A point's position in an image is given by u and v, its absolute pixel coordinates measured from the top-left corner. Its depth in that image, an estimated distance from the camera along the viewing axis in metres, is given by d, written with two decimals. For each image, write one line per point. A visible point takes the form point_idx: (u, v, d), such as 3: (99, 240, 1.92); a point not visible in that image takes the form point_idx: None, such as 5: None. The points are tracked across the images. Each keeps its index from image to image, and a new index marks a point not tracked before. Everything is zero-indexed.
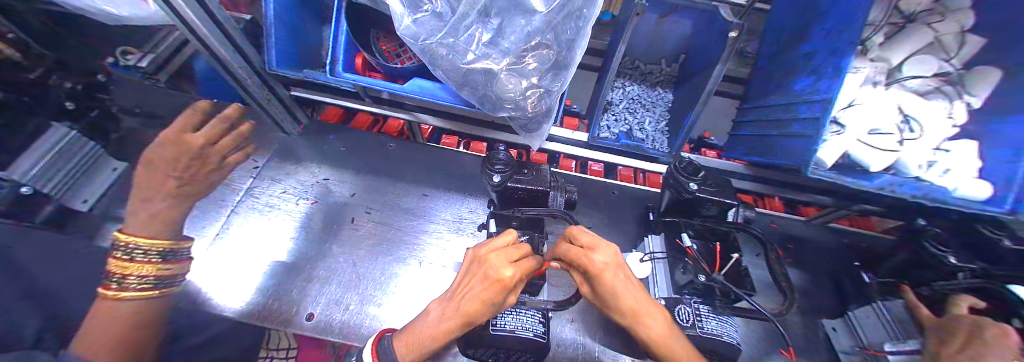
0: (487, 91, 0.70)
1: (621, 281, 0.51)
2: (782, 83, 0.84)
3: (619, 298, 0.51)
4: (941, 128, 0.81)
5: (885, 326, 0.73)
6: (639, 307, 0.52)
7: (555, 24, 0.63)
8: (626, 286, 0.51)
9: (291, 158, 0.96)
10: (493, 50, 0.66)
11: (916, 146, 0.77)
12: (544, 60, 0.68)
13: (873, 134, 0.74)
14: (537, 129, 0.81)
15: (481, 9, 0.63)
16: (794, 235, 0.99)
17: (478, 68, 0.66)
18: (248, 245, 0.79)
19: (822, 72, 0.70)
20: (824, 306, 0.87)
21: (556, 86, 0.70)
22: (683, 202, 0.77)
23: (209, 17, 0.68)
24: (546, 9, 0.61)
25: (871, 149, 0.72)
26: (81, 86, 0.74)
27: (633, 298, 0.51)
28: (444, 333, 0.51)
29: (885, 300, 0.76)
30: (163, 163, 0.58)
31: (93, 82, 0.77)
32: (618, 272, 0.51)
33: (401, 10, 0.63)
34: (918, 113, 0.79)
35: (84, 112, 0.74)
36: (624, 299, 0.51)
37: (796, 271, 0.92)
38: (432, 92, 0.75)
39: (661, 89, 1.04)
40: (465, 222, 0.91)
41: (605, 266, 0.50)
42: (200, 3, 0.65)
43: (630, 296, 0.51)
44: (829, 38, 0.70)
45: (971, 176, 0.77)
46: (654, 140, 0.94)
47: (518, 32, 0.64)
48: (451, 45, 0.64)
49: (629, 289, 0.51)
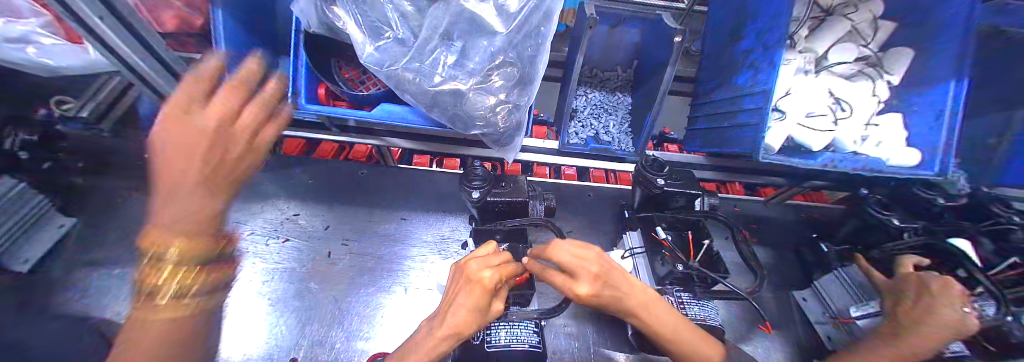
0: (457, 110, 0.71)
1: (623, 275, 0.55)
2: (728, 79, 0.91)
3: (631, 288, 0.54)
4: (868, 105, 0.90)
5: (848, 291, 0.79)
6: (646, 297, 0.55)
7: (516, 42, 0.65)
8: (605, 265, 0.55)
9: (257, 197, 0.92)
10: (459, 71, 0.67)
11: (848, 124, 0.85)
12: (509, 77, 0.69)
13: (810, 117, 0.82)
14: (510, 142, 0.82)
15: (442, 33, 0.63)
16: (759, 216, 1.05)
17: (446, 90, 0.67)
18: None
19: (759, 67, 0.77)
20: (794, 279, 0.93)
21: (524, 100, 0.72)
22: (654, 197, 0.81)
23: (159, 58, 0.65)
24: (506, 30, 0.62)
25: (810, 131, 0.80)
26: (35, 137, 0.73)
27: (638, 282, 0.56)
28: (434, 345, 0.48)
29: (844, 267, 0.83)
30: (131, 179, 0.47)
31: (49, 131, 0.75)
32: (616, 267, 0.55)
33: (363, 38, 0.63)
34: (846, 96, 0.88)
35: (35, 163, 0.72)
36: (633, 292, 0.54)
37: (764, 250, 0.98)
38: (402, 115, 0.75)
39: (621, 93, 1.08)
40: (448, 241, 0.91)
41: (599, 256, 0.55)
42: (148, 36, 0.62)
43: (636, 288, 0.54)
44: (760, 36, 0.78)
45: (900, 146, 0.86)
46: (620, 141, 0.98)
47: (481, 52, 0.66)
48: (417, 69, 0.65)
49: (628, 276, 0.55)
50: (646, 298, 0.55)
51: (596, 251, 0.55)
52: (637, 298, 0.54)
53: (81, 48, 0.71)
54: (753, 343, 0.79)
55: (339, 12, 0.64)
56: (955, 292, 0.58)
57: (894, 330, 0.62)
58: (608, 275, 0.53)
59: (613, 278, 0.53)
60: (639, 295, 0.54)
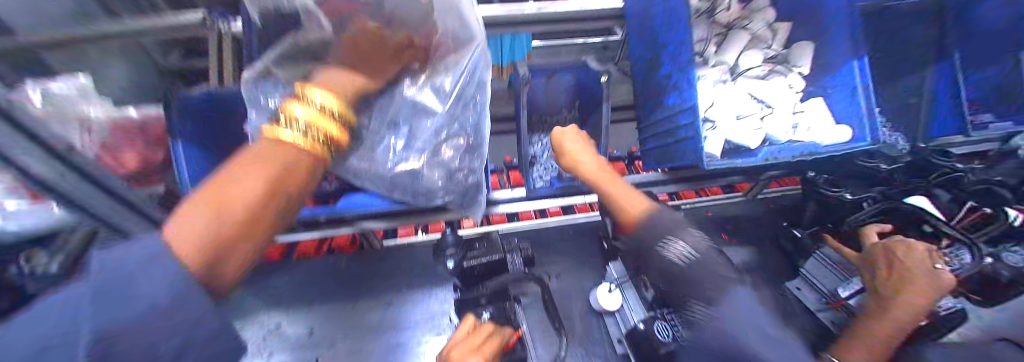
0: (416, 187, 0.75)
1: (579, 144, 0.63)
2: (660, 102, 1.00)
3: (581, 155, 0.61)
4: (787, 98, 1.00)
5: (834, 273, 0.80)
6: (597, 167, 0.57)
7: (456, 115, 0.72)
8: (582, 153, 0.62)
9: (240, 312, 0.89)
10: (410, 152, 0.72)
11: (774, 119, 0.94)
12: (457, 146, 0.75)
13: (737, 121, 0.91)
14: (474, 203, 0.86)
15: (390, 122, 0.69)
16: (732, 216, 1.09)
17: (402, 171, 0.72)
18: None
19: (682, 87, 0.86)
20: (780, 272, 0.95)
21: (476, 163, 0.78)
22: None
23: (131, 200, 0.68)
24: (443, 108, 0.70)
25: (741, 132, 0.89)
26: None
27: (586, 156, 0.60)
28: None
29: (820, 250, 0.86)
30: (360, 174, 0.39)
31: None
32: (578, 141, 0.64)
33: None
34: (766, 94, 0.98)
35: None
36: (582, 158, 0.60)
37: (745, 249, 1.00)
38: (365, 202, 0.79)
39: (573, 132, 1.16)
40: (438, 316, 0.90)
41: (567, 131, 0.65)
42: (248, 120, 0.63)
43: (586, 157, 0.60)
44: (674, 62, 0.88)
45: (828, 125, 0.94)
46: None
47: (427, 131, 0.72)
48: (369, 160, 0.69)
49: (585, 150, 0.62)
50: (597, 165, 0.58)
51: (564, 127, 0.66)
52: (586, 165, 0.59)
53: None
54: None
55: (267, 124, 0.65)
56: (922, 255, 0.62)
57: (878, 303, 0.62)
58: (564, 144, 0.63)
59: (565, 147, 0.63)
60: (591, 166, 0.58)
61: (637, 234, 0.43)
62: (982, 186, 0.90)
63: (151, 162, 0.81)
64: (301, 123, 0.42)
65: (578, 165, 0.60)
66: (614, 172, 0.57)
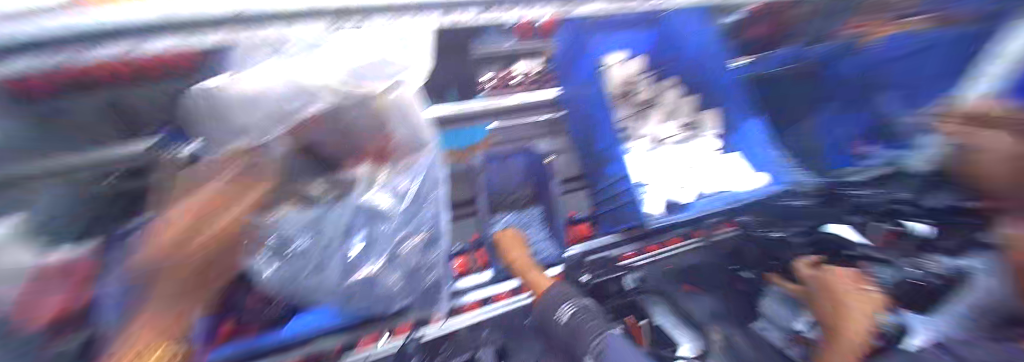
0: (372, 294, 0.74)
1: (513, 240, 1.06)
2: (602, 172, 1.12)
3: (515, 248, 1.03)
4: (708, 155, 1.14)
5: (787, 308, 0.95)
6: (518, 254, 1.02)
7: (411, 215, 0.78)
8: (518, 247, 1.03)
9: None
10: (365, 259, 0.72)
11: (699, 174, 1.09)
12: (417, 243, 0.79)
13: (670, 180, 1.04)
14: (436, 298, 0.85)
15: (344, 230, 0.71)
16: (690, 266, 1.10)
17: (356, 280, 0.71)
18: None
19: (617, 159, 1.00)
20: (742, 313, 1.00)
21: (434, 256, 0.81)
22: (597, 289, 0.94)
23: None
24: (397, 211, 0.75)
25: (675, 191, 1.02)
26: None
27: (518, 250, 1.02)
28: None
29: (770, 287, 1.01)
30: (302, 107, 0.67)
31: None
32: (513, 240, 1.06)
33: (258, 261, 0.66)
34: (687, 156, 1.14)
35: None
36: (516, 248, 1.03)
37: (709, 298, 1.03)
38: (317, 318, 0.75)
39: (531, 207, 1.23)
40: None
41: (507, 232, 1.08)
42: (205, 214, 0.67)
43: (517, 247, 1.03)
44: (609, 140, 1.03)
45: (745, 173, 1.09)
46: (546, 248, 1.09)
47: (384, 235, 0.75)
48: (321, 274, 0.68)
49: (517, 245, 1.04)
50: (523, 256, 1.01)
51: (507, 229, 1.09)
52: (518, 256, 1.01)
53: None
54: None
55: None
56: (847, 281, 0.83)
57: (831, 332, 0.77)
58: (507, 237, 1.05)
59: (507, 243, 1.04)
60: (519, 256, 1.01)
61: (545, 304, 0.85)
62: None
63: None
64: None
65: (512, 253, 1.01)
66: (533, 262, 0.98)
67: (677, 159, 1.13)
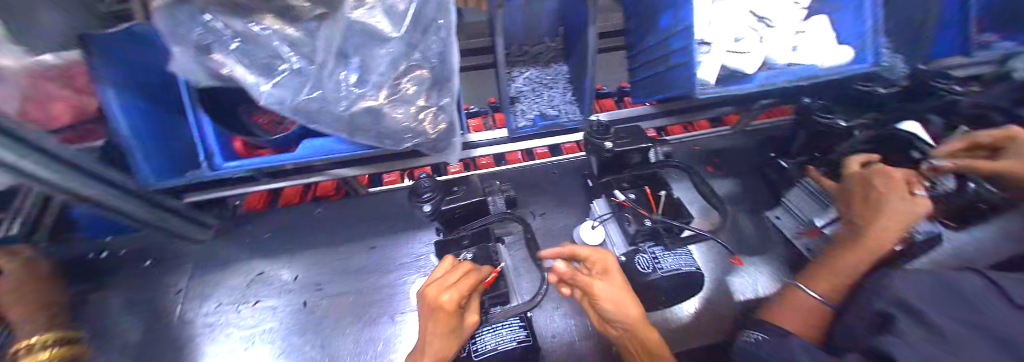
0: (380, 129, 0.67)
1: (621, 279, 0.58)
2: (651, 24, 0.88)
3: (628, 296, 0.55)
4: (794, 15, 0.87)
5: (813, 201, 0.81)
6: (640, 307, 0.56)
7: (415, 42, 0.60)
8: (603, 285, 0.55)
9: (214, 267, 0.91)
10: (366, 88, 0.62)
11: (776, 38, 0.85)
12: (421, 81, 0.65)
13: (736, 42, 0.82)
14: (447, 148, 0.78)
15: (337, 51, 0.58)
16: (718, 149, 1.08)
17: (359, 110, 0.63)
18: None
19: (677, 4, 0.74)
20: (764, 202, 0.96)
21: (446, 100, 0.68)
22: (610, 160, 0.80)
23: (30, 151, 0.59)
24: (399, 33, 0.57)
25: (738, 56, 0.81)
26: None
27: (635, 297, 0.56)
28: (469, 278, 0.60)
29: (805, 180, 0.85)
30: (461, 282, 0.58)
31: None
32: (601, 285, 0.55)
33: (254, 78, 0.58)
34: (771, 11, 0.86)
35: None
36: (631, 294, 0.55)
37: (732, 181, 1.01)
38: (325, 147, 0.71)
39: (556, 63, 1.05)
40: (424, 258, 0.92)
41: (610, 261, 0.58)
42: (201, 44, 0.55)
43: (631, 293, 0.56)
44: None
45: (831, 45, 0.84)
46: (567, 112, 0.96)
47: (382, 62, 0.61)
48: (322, 97, 0.60)
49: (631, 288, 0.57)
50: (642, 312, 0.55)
51: (609, 256, 0.58)
52: (633, 311, 0.53)
53: None
54: (733, 286, 0.81)
55: (220, 59, 0.57)
56: (901, 185, 0.60)
57: (851, 237, 0.61)
58: (612, 268, 0.57)
59: (614, 276, 0.57)
60: (636, 309, 0.54)
61: None
62: (976, 111, 0.86)
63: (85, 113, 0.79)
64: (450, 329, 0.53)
65: (623, 305, 0.54)
66: (658, 336, 0.53)
67: (754, 15, 0.86)
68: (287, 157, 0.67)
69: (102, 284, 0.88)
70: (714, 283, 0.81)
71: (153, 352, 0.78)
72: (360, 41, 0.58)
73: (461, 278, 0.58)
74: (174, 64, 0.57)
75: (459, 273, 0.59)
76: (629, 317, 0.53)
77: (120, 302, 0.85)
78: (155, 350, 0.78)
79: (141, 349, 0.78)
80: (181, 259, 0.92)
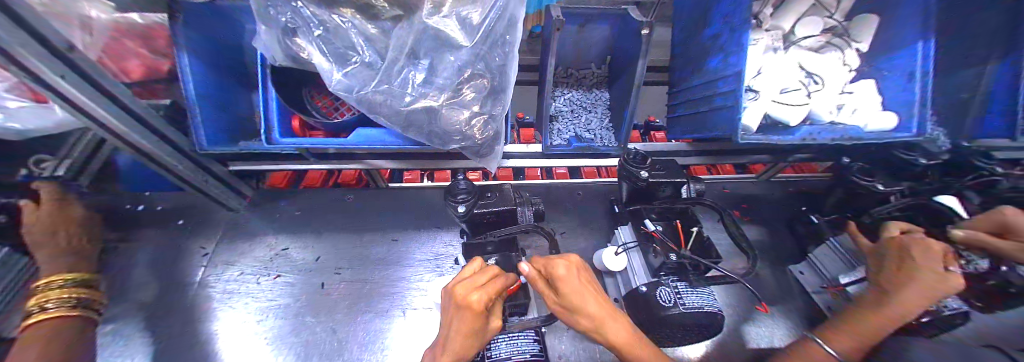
0: (432, 127, 0.70)
1: (582, 287, 0.52)
2: (699, 64, 0.91)
3: (581, 308, 0.51)
4: (840, 76, 0.89)
5: (841, 260, 0.80)
6: (602, 311, 0.52)
7: (483, 54, 0.64)
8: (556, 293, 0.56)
9: (242, 236, 0.94)
10: (430, 88, 0.66)
11: (821, 95, 0.86)
12: (480, 89, 0.69)
13: (783, 93, 0.84)
14: (490, 153, 0.81)
15: (410, 51, 0.61)
16: (744, 195, 1.09)
17: (418, 108, 0.66)
18: (185, 344, 0.74)
19: (729, 50, 0.76)
20: (788, 255, 0.95)
21: (498, 109, 0.72)
22: (642, 189, 0.81)
23: (103, 97, 0.63)
24: (471, 43, 0.61)
25: (784, 107, 0.83)
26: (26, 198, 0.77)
27: (595, 306, 0.51)
28: (493, 277, 0.60)
29: (835, 237, 0.84)
30: (491, 283, 0.57)
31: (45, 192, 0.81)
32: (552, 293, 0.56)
33: (328, 65, 0.61)
34: (817, 68, 0.88)
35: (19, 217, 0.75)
36: (586, 304, 0.51)
37: (756, 229, 1.01)
38: (377, 138, 0.75)
39: (598, 89, 1.10)
40: (443, 258, 0.93)
41: (557, 271, 0.53)
42: (292, 28, 0.61)
43: (592, 301, 0.51)
44: (726, 18, 0.77)
45: (874, 110, 0.86)
46: (603, 137, 0.98)
47: (449, 67, 0.65)
48: (388, 91, 0.63)
49: (592, 296, 0.51)
50: (600, 321, 0.51)
51: (551, 266, 0.54)
52: (583, 322, 0.52)
53: (48, 110, 0.73)
54: (749, 335, 0.79)
55: (302, 43, 0.61)
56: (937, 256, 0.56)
57: (877, 298, 0.59)
58: (565, 282, 0.52)
59: (566, 288, 0.52)
60: (590, 320, 0.51)
61: None
62: None
63: (157, 72, 0.84)
64: (474, 328, 0.53)
65: (575, 314, 0.52)
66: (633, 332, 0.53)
67: (802, 71, 0.88)
68: (338, 142, 0.71)
69: (133, 237, 0.91)
70: (730, 329, 0.80)
71: (163, 312, 0.78)
72: (432, 44, 0.62)
73: (488, 279, 0.58)
74: (260, 40, 0.62)
75: (487, 275, 0.59)
76: (583, 325, 0.53)
77: (150, 255, 0.88)
78: (167, 310, 0.78)
79: (153, 306, 0.79)
80: (213, 223, 0.96)
